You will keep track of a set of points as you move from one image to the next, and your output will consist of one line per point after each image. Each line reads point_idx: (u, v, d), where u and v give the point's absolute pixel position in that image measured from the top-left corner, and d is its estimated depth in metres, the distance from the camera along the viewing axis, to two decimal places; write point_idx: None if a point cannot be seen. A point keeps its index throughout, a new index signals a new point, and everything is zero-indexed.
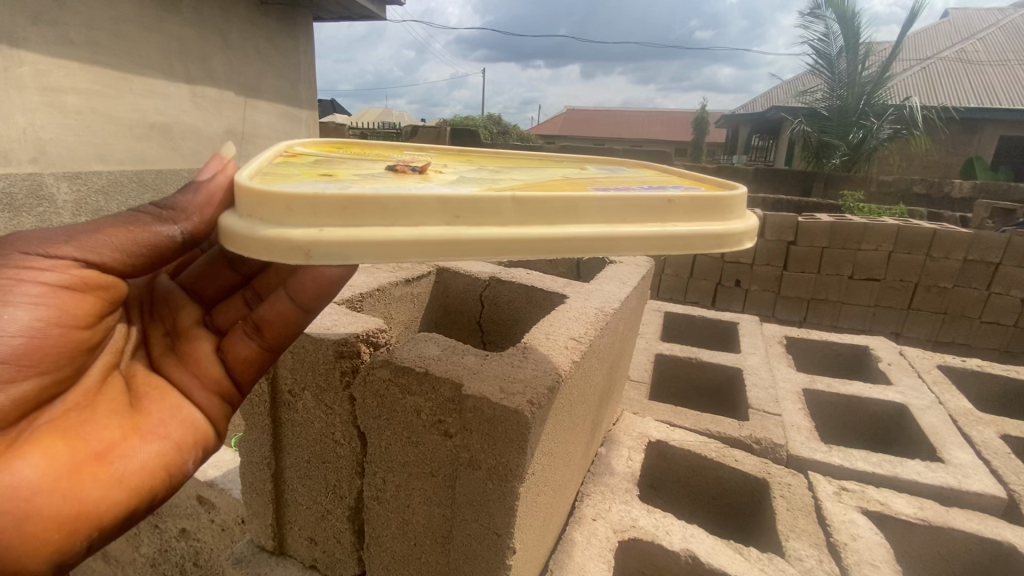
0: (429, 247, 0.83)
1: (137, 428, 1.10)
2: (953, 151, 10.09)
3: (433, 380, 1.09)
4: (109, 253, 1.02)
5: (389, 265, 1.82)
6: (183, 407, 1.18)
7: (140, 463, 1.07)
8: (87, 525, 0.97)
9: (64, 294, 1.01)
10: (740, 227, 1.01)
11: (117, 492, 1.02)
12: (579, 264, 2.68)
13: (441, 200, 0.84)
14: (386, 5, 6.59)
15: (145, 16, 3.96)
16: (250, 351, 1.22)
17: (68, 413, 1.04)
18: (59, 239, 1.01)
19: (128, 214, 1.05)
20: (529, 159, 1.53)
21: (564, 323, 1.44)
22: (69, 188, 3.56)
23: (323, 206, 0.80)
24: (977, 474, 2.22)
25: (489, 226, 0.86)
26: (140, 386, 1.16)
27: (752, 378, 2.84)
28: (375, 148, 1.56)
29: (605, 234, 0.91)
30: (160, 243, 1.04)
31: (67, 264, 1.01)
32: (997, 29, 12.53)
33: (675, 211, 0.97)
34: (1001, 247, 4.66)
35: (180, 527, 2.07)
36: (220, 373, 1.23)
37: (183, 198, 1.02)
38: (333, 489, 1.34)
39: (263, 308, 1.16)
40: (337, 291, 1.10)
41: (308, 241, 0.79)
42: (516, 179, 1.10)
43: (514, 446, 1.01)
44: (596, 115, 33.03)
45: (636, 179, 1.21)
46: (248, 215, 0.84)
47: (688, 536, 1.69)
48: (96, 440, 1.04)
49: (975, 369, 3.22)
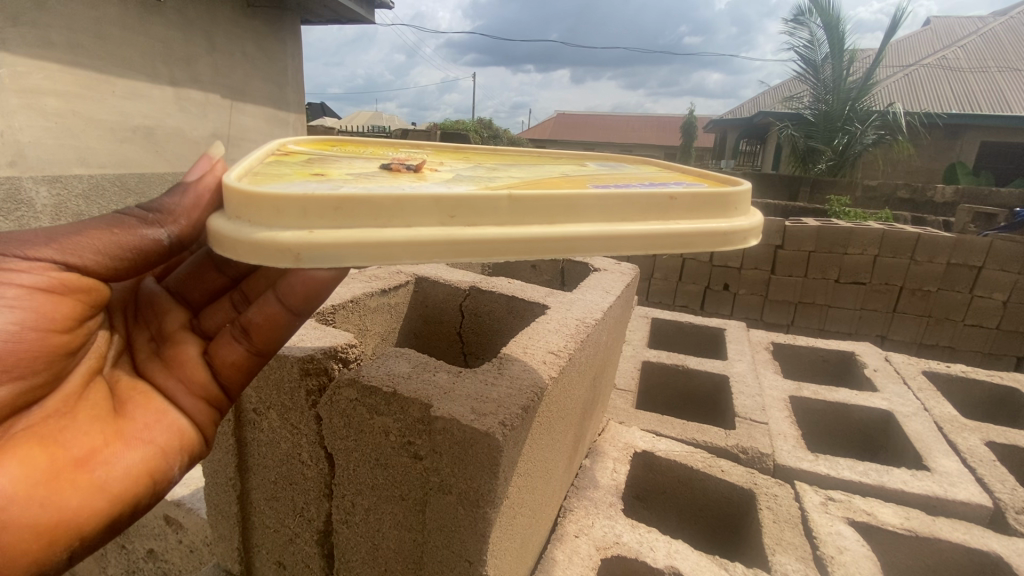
0: (424, 248, 0.78)
1: (120, 433, 1.03)
2: (936, 156, 10.22)
3: (401, 401, 1.04)
4: (91, 256, 0.97)
5: (365, 275, 1.77)
6: (169, 411, 1.11)
7: (123, 468, 1.00)
8: (66, 534, 0.91)
9: (42, 296, 0.95)
10: (744, 224, 0.97)
11: (98, 499, 0.96)
12: (564, 271, 2.65)
13: (435, 199, 0.79)
14: (374, 8, 6.54)
15: (127, 17, 3.88)
16: (239, 355, 1.13)
17: (47, 419, 0.97)
18: (39, 240, 0.95)
19: (113, 217, 1.00)
20: (522, 157, 1.48)
21: (544, 335, 1.40)
22: (48, 192, 3.44)
23: (313, 207, 0.75)
24: (963, 482, 2.20)
25: (483, 226, 0.82)
26: (125, 391, 1.09)
27: (739, 386, 2.81)
28: (369, 145, 1.51)
29: (603, 233, 0.86)
30: (148, 246, 0.99)
31: (46, 266, 0.94)
32: (976, 37, 12.73)
33: (676, 208, 0.93)
34: (983, 250, 4.70)
35: (147, 548, 2.00)
36: (207, 378, 1.15)
37: (170, 200, 0.98)
38: (301, 512, 1.28)
39: (251, 310, 1.09)
40: (326, 292, 1.02)
41: (300, 243, 0.74)
42: (512, 176, 1.05)
43: (485, 471, 0.96)
44: (585, 119, 33.15)
45: (634, 177, 1.16)
46: (237, 216, 0.79)
47: (673, 552, 1.65)
48: (76, 447, 0.97)
49: (960, 375, 3.22)
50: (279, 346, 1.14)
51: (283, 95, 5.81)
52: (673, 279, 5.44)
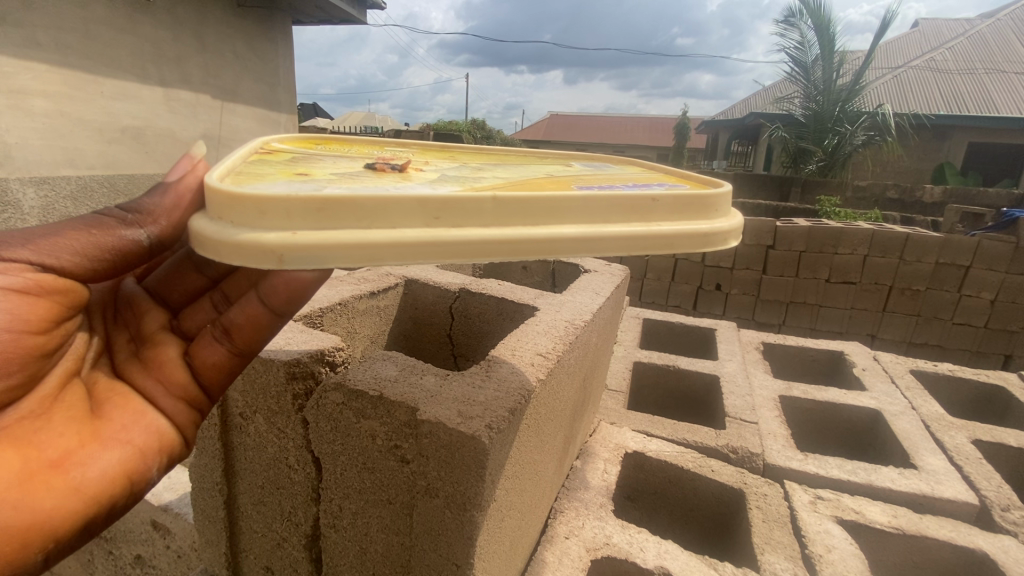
0: (409, 250, 0.78)
1: (97, 434, 1.02)
2: (925, 157, 10.33)
3: (387, 404, 1.04)
4: (68, 257, 0.96)
5: (354, 277, 1.76)
6: (148, 412, 1.10)
7: (100, 470, 0.99)
8: (40, 536, 0.89)
9: (17, 297, 0.94)
10: (725, 225, 0.97)
11: (74, 501, 0.94)
12: (555, 273, 2.65)
13: (420, 201, 0.79)
14: (366, 9, 6.52)
15: (116, 17, 3.85)
16: (221, 355, 1.12)
17: (22, 421, 0.96)
18: (15, 242, 0.95)
19: (92, 218, 1.00)
20: (511, 158, 1.48)
21: (532, 337, 1.40)
22: (36, 193, 3.40)
23: (296, 209, 0.75)
24: (949, 480, 2.23)
25: (469, 228, 0.81)
26: (103, 393, 1.08)
27: (729, 387, 2.82)
28: (355, 145, 1.50)
29: (588, 235, 0.87)
30: (127, 247, 0.98)
31: (22, 267, 0.94)
32: (963, 39, 12.88)
33: (660, 210, 0.94)
34: (971, 250, 4.75)
35: (135, 553, 1.98)
36: (188, 379, 1.14)
37: (150, 200, 0.97)
38: (288, 516, 1.28)
39: (233, 311, 1.09)
40: (309, 294, 0.99)
41: (282, 245, 0.74)
42: (499, 178, 1.05)
43: (471, 474, 0.96)
44: (578, 120, 33.22)
45: (620, 178, 1.17)
46: (220, 217, 0.78)
47: (662, 553, 1.65)
48: (51, 449, 0.95)
49: (948, 374, 3.25)
50: (261, 347, 1.14)
51: (274, 95, 5.78)
52: (665, 279, 5.46)
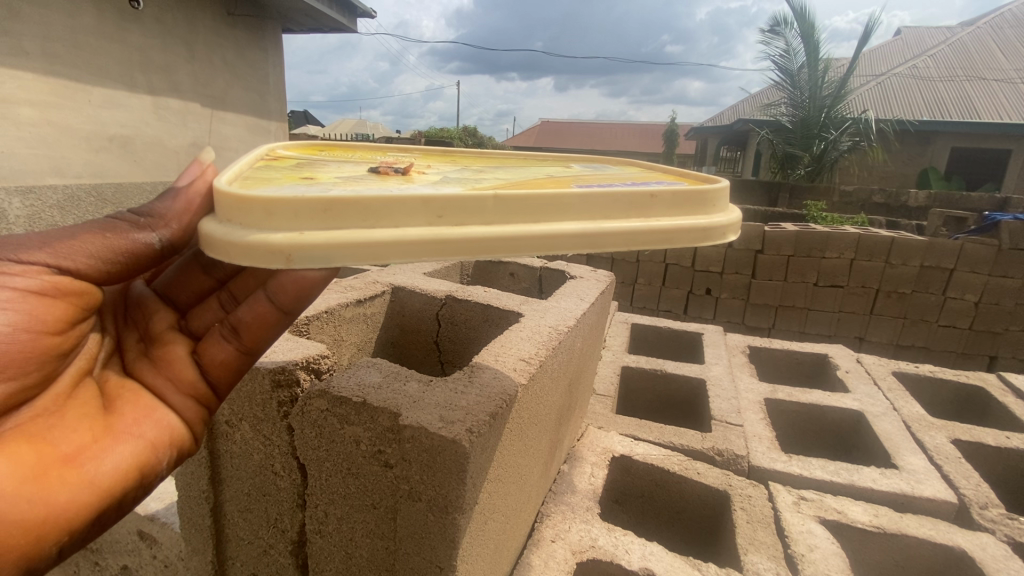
0: (413, 247, 0.80)
1: (109, 429, 1.03)
2: (909, 162, 10.51)
3: (371, 410, 1.06)
4: (83, 259, 0.99)
5: (340, 286, 1.78)
6: (158, 409, 1.11)
7: (113, 463, 0.99)
8: (53, 529, 0.89)
9: (35, 299, 0.97)
10: (723, 220, 1.01)
11: (87, 495, 0.95)
12: (542, 279, 2.69)
13: (423, 200, 0.82)
14: (356, 16, 6.56)
15: (103, 25, 3.84)
16: (228, 354, 1.14)
17: (36, 418, 0.97)
18: (33, 245, 0.97)
19: (104, 221, 1.02)
20: (508, 161, 1.51)
21: (516, 343, 1.43)
22: (21, 203, 3.21)
23: (302, 210, 0.77)
24: (928, 479, 2.28)
25: (471, 225, 0.84)
26: (115, 390, 1.09)
27: (715, 390, 2.86)
28: (358, 150, 1.53)
29: (588, 229, 0.90)
30: (139, 249, 1.01)
31: (39, 270, 0.96)
32: (945, 47, 13.13)
33: (656, 205, 0.97)
34: (955, 253, 4.85)
35: (121, 564, 1.98)
36: (196, 376, 1.15)
37: (162, 205, 1.00)
38: (275, 522, 1.29)
39: (241, 309, 1.11)
40: (315, 292, 1.04)
41: (290, 244, 0.76)
42: (498, 179, 1.08)
43: (453, 477, 0.99)
44: (569, 128, 33.41)
45: (617, 178, 1.20)
46: (229, 219, 0.81)
47: (647, 554, 1.68)
48: (65, 444, 0.96)
49: (929, 375, 3.32)
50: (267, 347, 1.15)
51: (264, 103, 5.78)
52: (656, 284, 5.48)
